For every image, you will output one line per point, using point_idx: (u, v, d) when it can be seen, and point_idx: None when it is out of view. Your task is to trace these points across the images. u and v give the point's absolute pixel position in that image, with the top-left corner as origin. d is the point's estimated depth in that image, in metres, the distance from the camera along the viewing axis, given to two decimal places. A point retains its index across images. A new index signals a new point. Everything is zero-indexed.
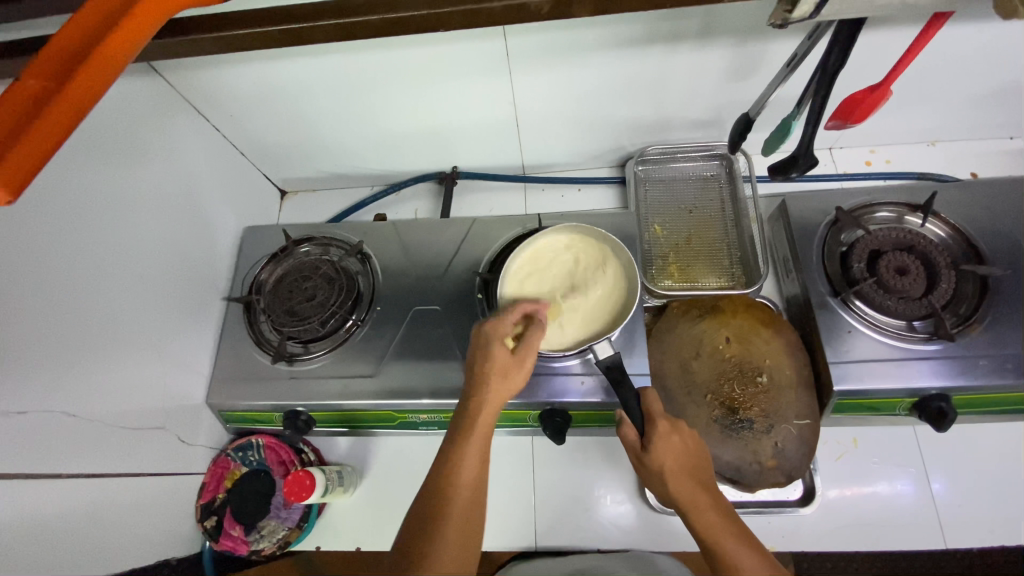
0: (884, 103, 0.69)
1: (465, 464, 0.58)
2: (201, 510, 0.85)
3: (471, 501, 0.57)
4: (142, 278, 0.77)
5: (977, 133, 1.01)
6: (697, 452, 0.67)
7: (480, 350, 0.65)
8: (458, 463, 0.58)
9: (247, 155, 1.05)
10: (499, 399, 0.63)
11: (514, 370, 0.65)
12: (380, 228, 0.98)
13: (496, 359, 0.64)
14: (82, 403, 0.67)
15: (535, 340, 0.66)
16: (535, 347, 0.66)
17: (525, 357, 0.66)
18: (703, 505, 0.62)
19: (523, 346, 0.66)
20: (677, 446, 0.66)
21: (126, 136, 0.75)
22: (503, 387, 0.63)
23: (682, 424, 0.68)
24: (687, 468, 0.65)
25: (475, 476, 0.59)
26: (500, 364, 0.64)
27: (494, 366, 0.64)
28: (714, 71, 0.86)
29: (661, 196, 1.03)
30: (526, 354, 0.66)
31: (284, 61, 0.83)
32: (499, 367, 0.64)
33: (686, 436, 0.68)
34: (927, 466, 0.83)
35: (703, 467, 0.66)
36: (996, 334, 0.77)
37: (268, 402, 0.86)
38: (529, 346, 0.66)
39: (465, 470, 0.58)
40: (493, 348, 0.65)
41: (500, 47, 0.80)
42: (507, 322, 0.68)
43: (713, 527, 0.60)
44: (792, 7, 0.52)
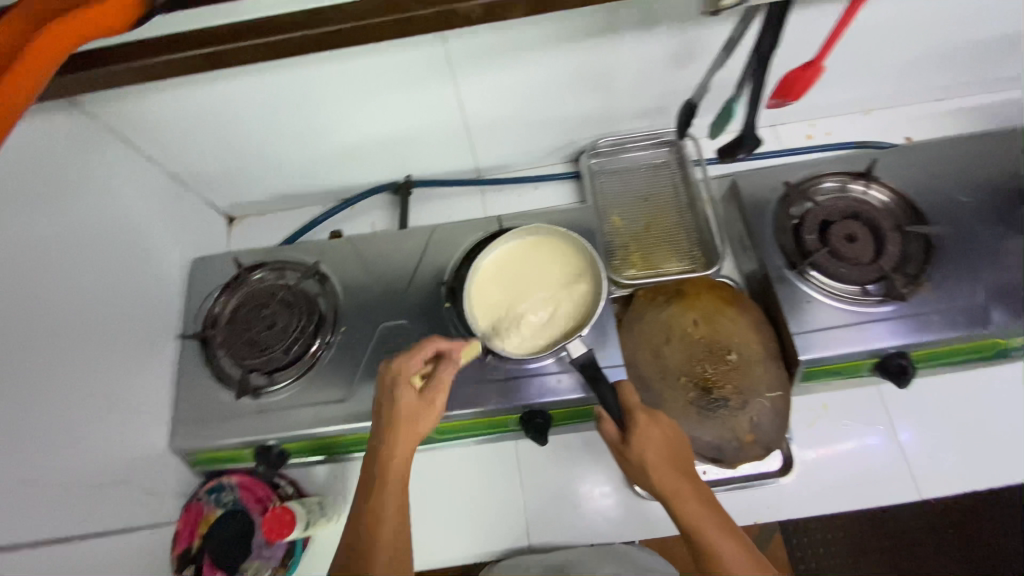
0: (818, 79, 0.69)
1: (384, 513, 0.60)
2: (176, 560, 0.79)
3: (391, 553, 0.59)
4: (84, 326, 0.72)
5: (906, 100, 1.06)
6: (678, 441, 0.67)
7: (389, 391, 0.65)
8: (377, 512, 0.60)
9: (186, 184, 1.00)
10: (412, 442, 0.64)
11: (423, 413, 0.65)
12: (337, 246, 0.95)
13: (404, 402, 0.65)
14: (32, 469, 0.63)
15: (445, 379, 0.67)
16: (446, 387, 0.67)
17: (434, 397, 0.66)
18: (684, 495, 0.63)
19: (432, 387, 0.66)
20: (657, 436, 0.66)
21: (52, 177, 0.70)
22: (414, 433, 0.64)
23: (661, 415, 0.68)
24: (668, 457, 0.65)
25: (394, 518, 0.60)
26: (412, 407, 0.65)
27: (403, 410, 0.64)
28: (656, 60, 0.87)
29: (616, 187, 1.04)
30: (436, 395, 0.66)
31: (215, 83, 0.79)
32: (409, 410, 0.64)
33: (666, 424, 0.68)
34: (893, 422, 0.87)
35: (684, 456, 0.67)
36: (943, 289, 0.81)
37: (236, 439, 0.83)
38: (438, 386, 0.66)
39: (385, 516, 0.60)
40: (401, 390, 0.65)
41: (440, 52, 0.79)
42: (415, 360, 0.67)
43: (694, 517, 0.61)
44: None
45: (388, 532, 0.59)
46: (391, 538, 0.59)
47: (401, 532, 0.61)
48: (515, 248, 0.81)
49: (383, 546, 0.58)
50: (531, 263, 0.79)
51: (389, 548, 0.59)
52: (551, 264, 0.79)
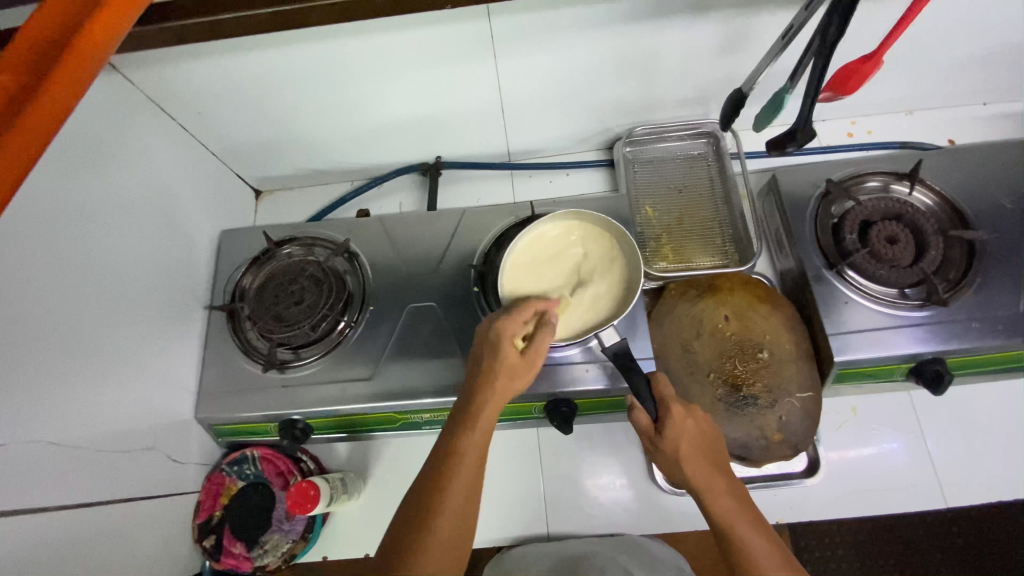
0: (876, 72, 0.68)
1: (465, 459, 0.57)
2: (197, 529, 0.82)
3: (465, 502, 0.55)
4: (116, 291, 0.72)
5: (952, 101, 1.03)
6: (712, 435, 0.67)
7: (491, 346, 0.64)
8: (459, 456, 0.57)
9: (217, 155, 0.99)
10: (501, 397, 0.62)
11: (521, 374, 0.63)
12: (366, 225, 0.95)
13: (505, 357, 0.63)
14: (65, 430, 0.63)
15: (544, 344, 0.64)
16: (544, 353, 0.64)
17: (534, 360, 0.64)
18: (717, 489, 0.62)
19: (533, 347, 0.64)
20: (692, 429, 0.66)
21: (89, 140, 0.69)
22: (506, 389, 0.62)
23: (696, 409, 0.69)
24: (702, 450, 0.65)
25: (474, 466, 0.57)
26: (508, 362, 0.63)
27: (503, 366, 0.62)
28: (702, 47, 0.84)
29: (650, 177, 1.02)
30: (535, 358, 0.64)
31: (254, 51, 0.78)
32: (508, 367, 0.62)
33: (701, 418, 0.68)
34: (923, 428, 0.85)
35: (718, 451, 0.67)
36: (986, 296, 0.79)
37: (260, 412, 0.83)
38: (539, 347, 0.64)
39: (466, 460, 0.57)
40: (503, 348, 0.63)
41: (484, 29, 0.77)
42: (518, 322, 0.65)
43: (726, 512, 0.60)
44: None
45: (467, 478, 0.56)
46: (469, 485, 0.56)
47: (479, 483, 0.57)
48: (534, 239, 0.79)
49: (458, 489, 0.55)
50: (555, 247, 0.78)
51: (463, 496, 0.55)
52: (575, 242, 0.79)
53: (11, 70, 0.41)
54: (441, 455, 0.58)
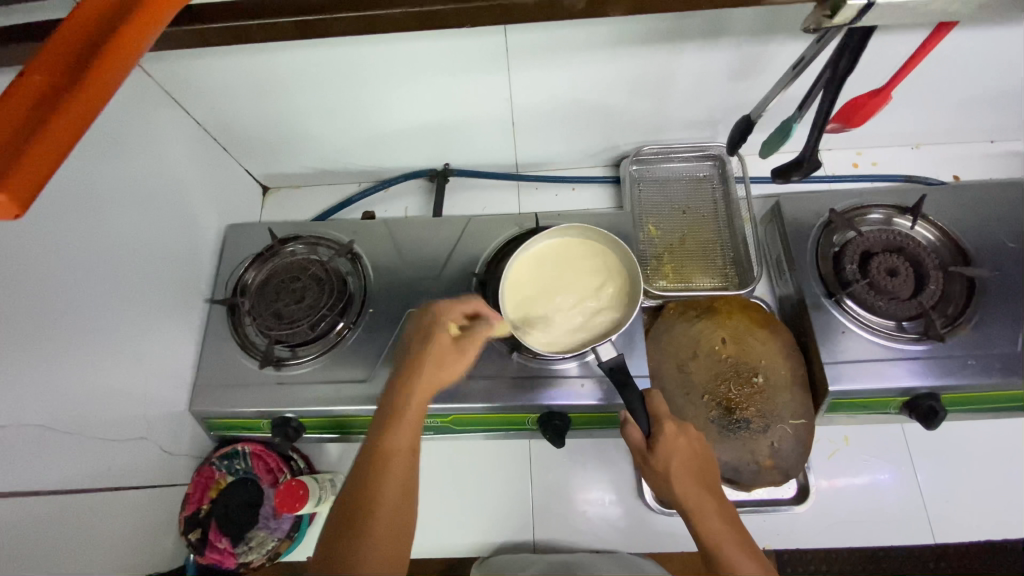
0: (883, 107, 0.68)
1: (403, 447, 0.61)
2: (184, 521, 0.81)
3: (400, 490, 0.59)
4: (120, 280, 0.73)
5: (959, 138, 1.04)
6: (703, 454, 0.68)
7: (425, 334, 0.72)
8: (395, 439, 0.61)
9: (228, 150, 1.00)
10: (433, 383, 0.68)
11: (454, 358, 0.71)
12: (371, 227, 0.95)
13: (439, 345, 0.70)
14: (62, 415, 0.63)
15: (480, 333, 0.72)
16: (478, 341, 0.72)
17: (467, 347, 0.71)
18: (706, 508, 0.63)
19: (467, 336, 0.71)
20: (685, 448, 0.67)
21: (107, 131, 0.71)
22: (440, 374, 0.69)
23: (689, 426, 0.69)
24: (693, 470, 0.66)
25: (409, 450, 0.61)
26: (442, 349, 0.70)
27: (435, 351, 0.70)
28: (715, 72, 0.85)
29: (655, 196, 1.03)
30: (468, 345, 0.71)
31: (274, 52, 0.79)
32: (440, 352, 0.70)
33: (693, 437, 0.69)
34: (915, 463, 0.85)
35: (708, 470, 0.67)
36: (983, 334, 0.79)
37: (255, 409, 0.83)
38: (472, 336, 0.72)
39: (401, 448, 0.61)
40: (435, 334, 0.71)
41: (501, 43, 0.78)
42: (452, 311, 0.73)
43: (713, 532, 0.61)
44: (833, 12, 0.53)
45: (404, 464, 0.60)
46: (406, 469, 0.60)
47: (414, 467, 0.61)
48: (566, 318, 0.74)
49: (396, 478, 0.59)
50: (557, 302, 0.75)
51: (399, 486, 0.59)
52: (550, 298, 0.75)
53: (51, 66, 0.39)
54: (379, 440, 0.62)
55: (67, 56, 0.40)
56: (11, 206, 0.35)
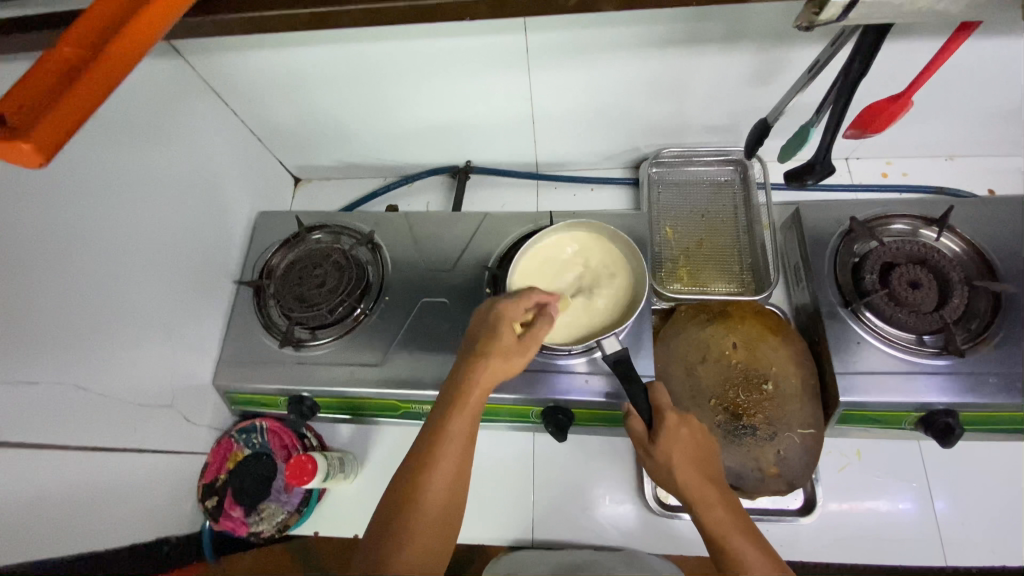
0: (905, 113, 0.67)
1: (450, 448, 0.60)
2: (202, 489, 0.86)
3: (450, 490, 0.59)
4: (153, 257, 0.78)
5: (997, 151, 1.00)
6: (706, 445, 0.67)
7: (490, 327, 0.67)
8: (443, 439, 0.61)
9: (263, 140, 1.06)
10: (492, 380, 0.65)
11: (517, 356, 0.66)
12: (392, 219, 0.99)
13: (502, 340, 0.66)
14: (92, 377, 0.68)
15: (542, 332, 0.67)
16: (540, 340, 0.68)
17: (529, 346, 0.67)
18: (711, 501, 0.63)
19: (530, 336, 0.67)
20: (686, 439, 0.66)
21: (147, 117, 0.76)
22: (501, 372, 0.65)
23: (691, 417, 0.69)
24: (694, 461, 0.65)
25: (460, 451, 0.61)
26: (506, 345, 0.66)
27: (499, 349, 0.65)
28: (736, 76, 0.85)
29: (673, 199, 1.03)
30: (530, 345, 0.67)
31: (306, 47, 0.83)
32: (504, 350, 0.65)
33: (695, 427, 0.68)
34: (930, 483, 0.82)
35: (710, 460, 0.67)
36: (1006, 352, 0.77)
37: (273, 385, 0.87)
38: (537, 336, 0.67)
39: (452, 450, 0.60)
40: (501, 330, 0.66)
41: (521, 42, 0.80)
42: (520, 305, 0.69)
43: (719, 524, 0.61)
44: (821, 8, 0.50)
45: (450, 461, 0.60)
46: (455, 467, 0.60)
47: (463, 465, 0.61)
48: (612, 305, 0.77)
49: (441, 478, 0.59)
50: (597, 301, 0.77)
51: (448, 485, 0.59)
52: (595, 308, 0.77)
53: (78, 43, 0.45)
54: (427, 440, 0.61)
55: (91, 35, 0.45)
56: (35, 156, 0.40)
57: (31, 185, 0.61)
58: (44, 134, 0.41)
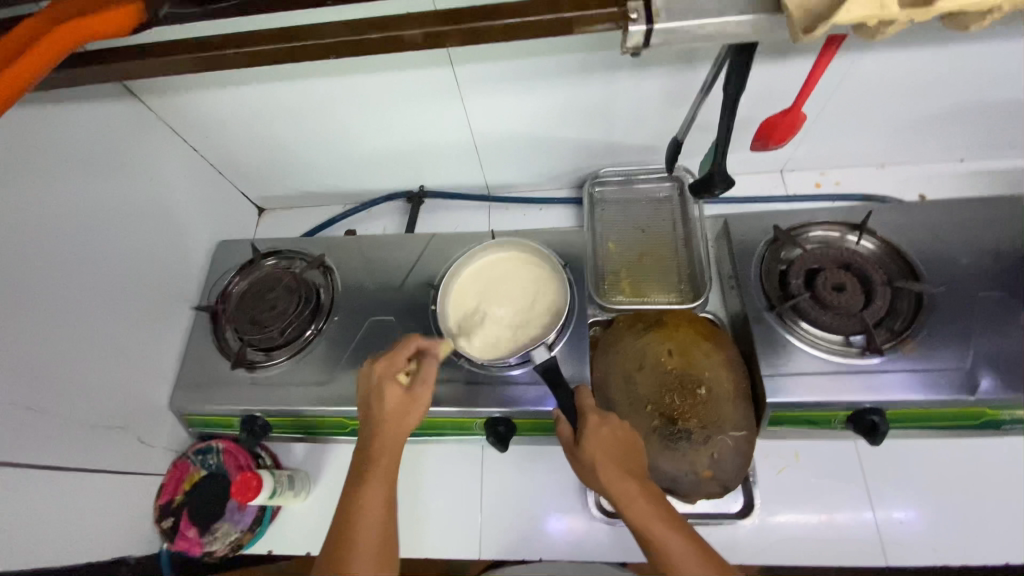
0: (800, 124, 0.73)
1: (365, 512, 0.64)
2: (158, 509, 0.88)
3: (376, 547, 0.63)
4: (109, 284, 0.82)
5: (924, 157, 1.04)
6: (629, 441, 0.68)
7: (376, 387, 0.71)
8: (359, 510, 0.64)
9: (224, 174, 1.11)
10: (393, 435, 0.68)
11: (411, 406, 0.70)
12: (344, 244, 1.03)
13: (390, 399, 0.69)
14: (44, 398, 0.71)
15: (428, 375, 0.72)
16: (430, 380, 0.72)
17: (421, 391, 0.71)
18: (631, 492, 0.63)
19: (418, 381, 0.71)
20: (607, 437, 0.67)
21: (101, 155, 0.82)
22: (399, 425, 0.69)
23: (614, 416, 0.70)
24: (618, 458, 0.66)
25: (380, 511, 0.65)
26: (394, 398, 0.69)
27: (389, 405, 0.69)
28: (655, 97, 0.91)
29: (616, 215, 1.07)
30: (421, 390, 0.71)
31: (253, 85, 0.90)
32: (395, 405, 0.69)
33: (618, 426, 0.69)
34: (868, 482, 0.84)
35: (634, 456, 0.67)
36: (927, 348, 0.79)
37: (229, 406, 0.90)
38: (423, 380, 0.71)
39: (368, 509, 0.64)
40: (385, 387, 0.70)
41: (450, 73, 0.86)
42: (398, 358, 0.73)
43: (642, 515, 0.61)
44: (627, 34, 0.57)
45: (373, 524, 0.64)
46: (379, 530, 0.64)
47: (387, 525, 0.65)
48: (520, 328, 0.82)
49: (365, 542, 0.63)
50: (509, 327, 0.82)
51: (370, 549, 0.62)
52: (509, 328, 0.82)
53: None
54: (346, 508, 0.65)
55: None
56: None
57: None
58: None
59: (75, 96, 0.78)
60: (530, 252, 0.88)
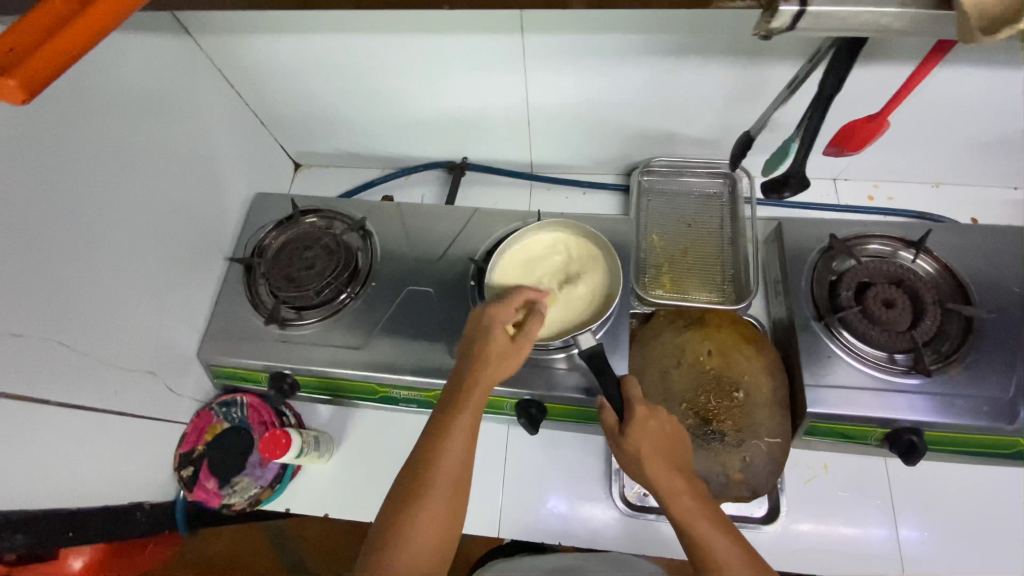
0: (882, 133, 0.71)
1: (451, 448, 0.62)
2: (179, 458, 0.88)
3: (452, 485, 0.61)
4: (147, 225, 0.80)
5: (983, 180, 1.02)
6: (675, 436, 0.67)
7: (483, 331, 0.70)
8: (450, 438, 0.63)
9: (264, 123, 1.08)
10: (491, 379, 0.67)
11: (510, 356, 0.69)
12: (384, 208, 1.01)
13: (496, 342, 0.69)
14: (77, 336, 0.70)
15: (534, 330, 0.70)
16: (533, 337, 0.70)
17: (522, 345, 0.70)
18: (678, 488, 0.62)
19: (522, 335, 0.70)
20: (655, 430, 0.66)
21: (150, 91, 0.79)
22: (499, 371, 0.68)
23: (661, 409, 0.69)
24: (664, 452, 0.65)
25: (463, 449, 0.63)
26: (497, 345, 0.69)
27: (492, 350, 0.68)
28: (722, 90, 0.88)
29: (662, 207, 1.04)
30: (523, 343, 0.70)
31: (310, 34, 0.86)
32: (498, 351, 0.69)
33: (665, 420, 0.68)
34: (894, 501, 0.84)
35: (679, 451, 0.67)
36: (973, 374, 0.78)
37: (256, 361, 0.89)
38: (528, 334, 0.70)
39: (455, 445, 0.62)
40: (491, 333, 0.69)
41: (517, 42, 0.83)
42: (508, 309, 0.72)
43: (686, 511, 0.61)
44: (772, 17, 0.54)
45: (455, 463, 0.62)
46: (459, 467, 0.62)
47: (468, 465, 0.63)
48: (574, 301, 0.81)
49: (445, 477, 0.61)
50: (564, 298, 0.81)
51: (449, 484, 0.61)
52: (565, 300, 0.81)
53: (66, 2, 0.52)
54: (431, 439, 0.63)
55: None
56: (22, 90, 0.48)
57: (38, 143, 0.64)
58: (27, 77, 0.48)
59: (130, 27, 0.75)
60: (598, 254, 0.84)
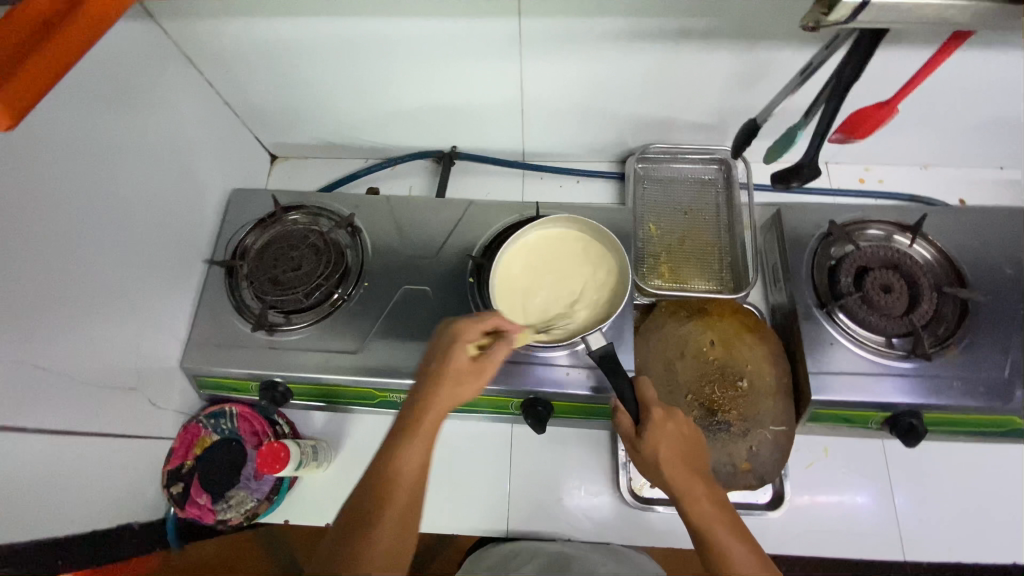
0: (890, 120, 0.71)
1: (399, 477, 0.57)
2: (167, 475, 0.83)
3: (404, 507, 0.57)
4: (122, 232, 0.74)
5: (970, 161, 1.03)
6: (691, 439, 0.67)
7: (444, 348, 0.65)
8: (398, 466, 0.58)
9: (238, 114, 1.01)
10: (449, 401, 0.62)
11: (472, 378, 0.64)
12: (373, 203, 0.96)
13: (453, 363, 0.63)
14: (55, 357, 0.65)
15: (498, 353, 0.65)
16: (496, 362, 0.65)
17: (487, 365, 0.64)
18: (697, 495, 0.62)
19: (486, 357, 0.65)
20: (674, 433, 0.65)
21: (119, 84, 0.72)
22: (456, 393, 0.62)
23: (678, 411, 0.68)
24: (681, 456, 0.64)
25: (411, 479, 0.58)
26: (459, 366, 0.63)
27: (450, 372, 0.63)
28: (724, 76, 0.86)
29: (658, 195, 1.03)
30: (487, 366, 0.64)
31: (291, 20, 0.80)
32: (455, 373, 0.63)
33: (681, 421, 0.67)
34: (892, 481, 0.86)
35: (696, 454, 0.66)
36: (970, 356, 0.80)
37: (243, 370, 0.84)
38: (492, 357, 0.65)
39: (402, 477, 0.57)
40: (452, 354, 0.64)
41: (514, 28, 0.79)
42: (473, 328, 0.66)
43: (704, 517, 0.61)
44: (829, 9, 0.53)
45: (402, 494, 0.57)
46: (408, 494, 0.57)
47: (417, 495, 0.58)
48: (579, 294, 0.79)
49: (394, 503, 0.56)
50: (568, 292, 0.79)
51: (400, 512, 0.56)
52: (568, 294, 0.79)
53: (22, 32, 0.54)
54: (379, 465, 0.58)
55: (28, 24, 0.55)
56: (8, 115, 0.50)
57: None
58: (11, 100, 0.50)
59: None
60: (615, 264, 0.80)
